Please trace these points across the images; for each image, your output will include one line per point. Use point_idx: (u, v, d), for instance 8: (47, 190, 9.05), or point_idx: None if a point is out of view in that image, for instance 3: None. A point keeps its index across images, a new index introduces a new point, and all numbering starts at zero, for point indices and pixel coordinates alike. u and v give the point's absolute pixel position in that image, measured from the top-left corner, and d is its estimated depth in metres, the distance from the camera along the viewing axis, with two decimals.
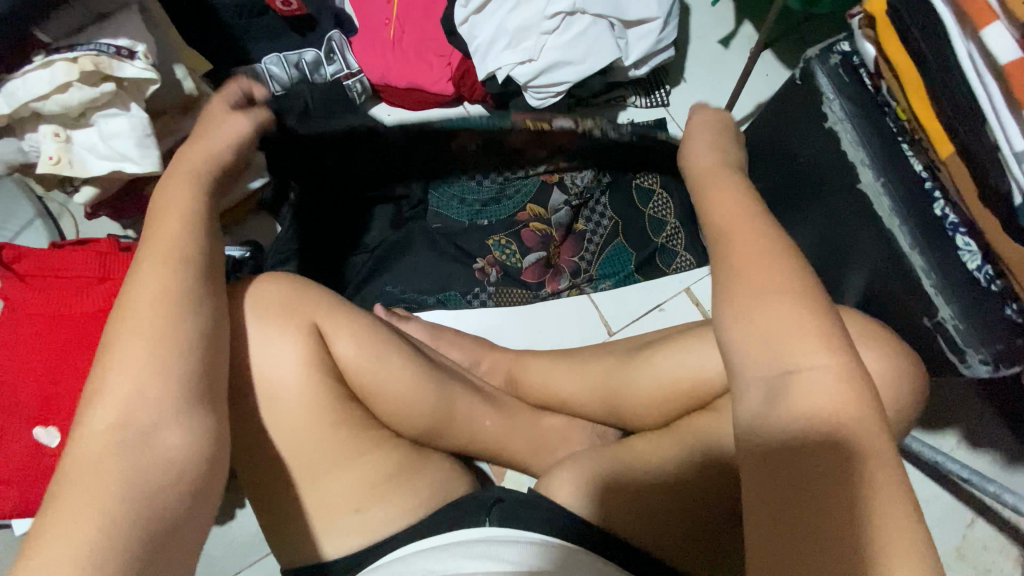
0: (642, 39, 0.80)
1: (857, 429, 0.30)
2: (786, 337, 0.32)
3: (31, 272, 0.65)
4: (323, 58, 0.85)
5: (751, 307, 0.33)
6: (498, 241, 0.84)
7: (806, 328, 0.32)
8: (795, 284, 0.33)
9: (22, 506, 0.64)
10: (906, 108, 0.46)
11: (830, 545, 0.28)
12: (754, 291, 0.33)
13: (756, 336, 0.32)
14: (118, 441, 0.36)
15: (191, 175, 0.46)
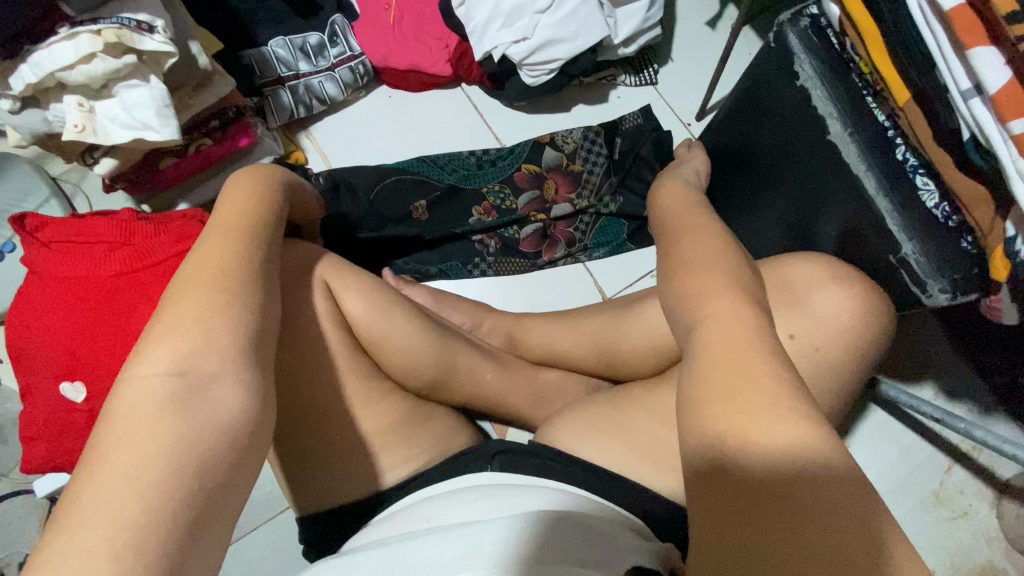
0: (630, 18, 0.84)
1: (785, 417, 0.35)
2: (703, 298, 0.44)
3: (55, 239, 0.69)
4: (327, 41, 0.88)
5: (683, 282, 0.47)
6: (493, 188, 0.88)
7: (719, 290, 0.44)
8: (719, 269, 0.47)
9: (52, 457, 0.68)
10: (868, 61, 0.51)
11: (757, 525, 0.33)
12: (686, 274, 0.48)
13: (685, 300, 0.46)
14: (163, 373, 0.42)
15: (268, 188, 0.60)
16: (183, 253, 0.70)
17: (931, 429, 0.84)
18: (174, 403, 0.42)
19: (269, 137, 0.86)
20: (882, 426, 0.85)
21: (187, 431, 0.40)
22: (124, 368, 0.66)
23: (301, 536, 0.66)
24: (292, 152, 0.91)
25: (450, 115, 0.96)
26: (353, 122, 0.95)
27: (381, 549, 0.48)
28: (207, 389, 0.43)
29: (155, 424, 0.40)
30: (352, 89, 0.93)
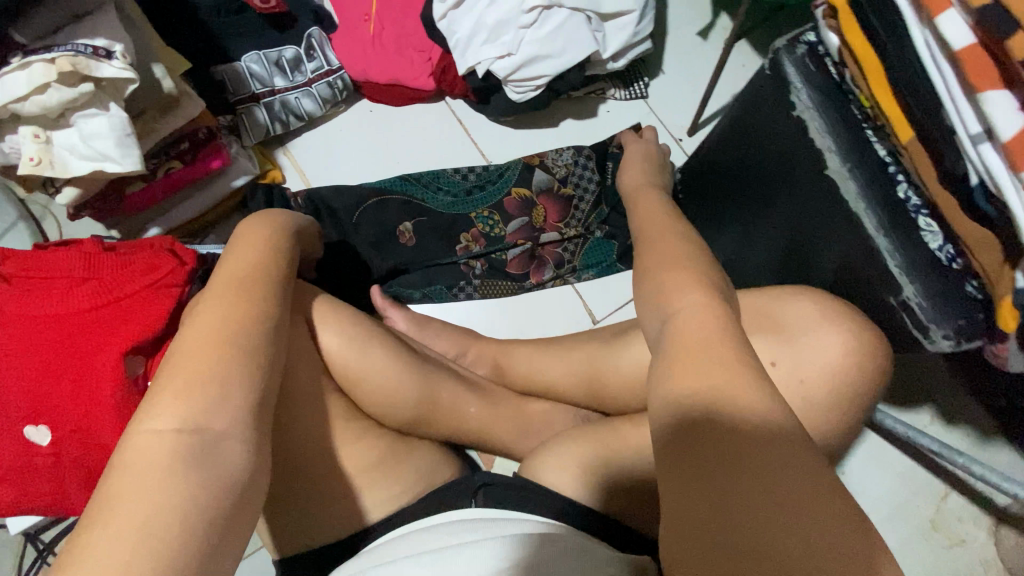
0: (620, 32, 0.81)
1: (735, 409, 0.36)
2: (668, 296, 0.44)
3: (15, 273, 0.65)
4: (303, 55, 0.84)
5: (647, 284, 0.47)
6: (482, 214, 0.85)
7: (683, 290, 0.44)
8: (685, 270, 0.46)
9: (15, 504, 0.64)
10: (869, 95, 0.48)
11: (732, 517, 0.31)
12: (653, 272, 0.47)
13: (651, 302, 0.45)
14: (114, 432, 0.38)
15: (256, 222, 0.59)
16: (151, 286, 0.67)
17: (927, 454, 0.83)
18: (131, 473, 0.38)
19: (243, 156, 0.83)
20: (878, 451, 0.83)
21: (146, 501, 0.37)
22: (90, 410, 0.62)
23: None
24: (269, 171, 0.88)
25: (434, 130, 0.92)
26: (334, 139, 0.91)
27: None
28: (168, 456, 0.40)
29: (108, 499, 0.37)
30: (331, 104, 0.89)
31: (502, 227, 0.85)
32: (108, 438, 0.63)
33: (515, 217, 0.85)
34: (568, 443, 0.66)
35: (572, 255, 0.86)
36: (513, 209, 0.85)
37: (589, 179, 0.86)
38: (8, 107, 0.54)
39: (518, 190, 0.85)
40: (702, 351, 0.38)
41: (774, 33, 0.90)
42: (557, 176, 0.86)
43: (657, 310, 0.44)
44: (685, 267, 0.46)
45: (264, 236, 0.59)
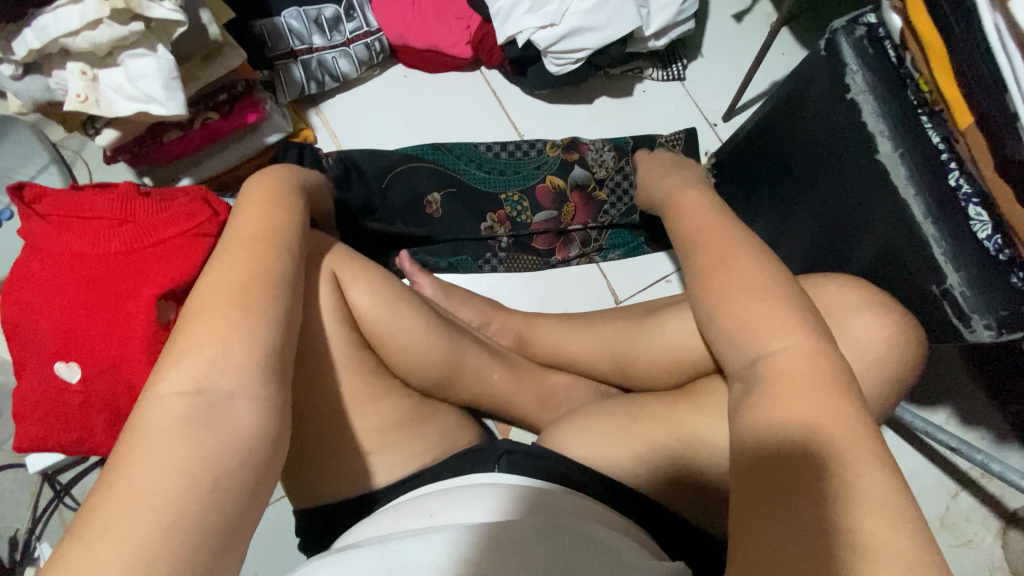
0: (664, 9, 0.80)
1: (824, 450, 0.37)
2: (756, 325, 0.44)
3: (53, 212, 0.66)
4: (343, 15, 0.84)
5: (734, 307, 0.46)
6: (510, 198, 0.85)
7: (770, 318, 0.44)
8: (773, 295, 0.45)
9: (42, 437, 0.66)
10: (929, 80, 0.48)
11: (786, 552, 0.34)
12: (737, 297, 0.46)
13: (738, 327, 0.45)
14: None
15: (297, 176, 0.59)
16: (185, 233, 0.67)
17: (941, 454, 0.83)
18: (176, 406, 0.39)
19: (279, 114, 0.82)
20: (892, 448, 0.84)
21: None
22: (120, 351, 0.63)
23: (299, 530, 0.64)
24: (301, 131, 0.87)
25: (467, 99, 0.92)
26: (365, 102, 0.91)
27: (378, 545, 0.44)
28: (210, 395, 0.40)
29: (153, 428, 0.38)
30: (367, 66, 0.88)
31: (530, 214, 0.84)
32: (137, 379, 0.63)
33: (545, 209, 0.85)
34: (589, 414, 0.66)
35: (598, 237, 0.86)
36: (544, 199, 0.85)
37: (625, 188, 0.85)
38: (59, 41, 0.54)
39: (553, 179, 0.85)
40: (760, 338, 0.44)
41: (819, 22, 0.89)
42: (595, 176, 0.85)
43: (747, 343, 0.44)
44: (730, 256, 0.49)
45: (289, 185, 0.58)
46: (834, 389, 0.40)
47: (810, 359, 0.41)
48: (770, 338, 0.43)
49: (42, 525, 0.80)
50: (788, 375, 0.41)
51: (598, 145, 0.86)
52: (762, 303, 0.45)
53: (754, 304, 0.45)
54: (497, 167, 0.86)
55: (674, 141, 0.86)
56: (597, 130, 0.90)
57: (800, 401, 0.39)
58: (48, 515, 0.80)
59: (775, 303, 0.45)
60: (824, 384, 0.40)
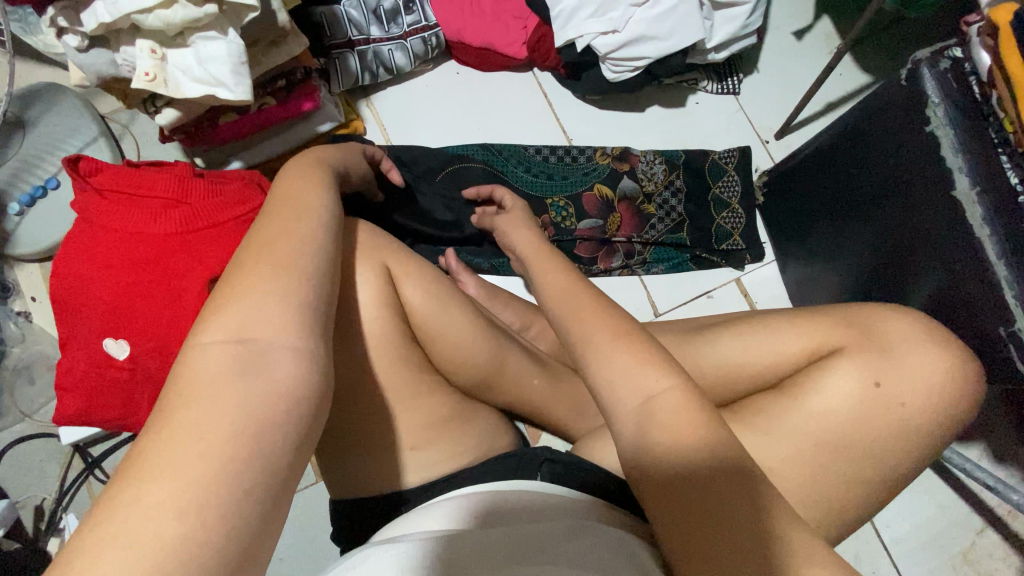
0: (728, 23, 0.79)
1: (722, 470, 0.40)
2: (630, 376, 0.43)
3: (108, 187, 0.66)
4: (402, 7, 0.83)
5: (601, 362, 0.44)
6: (557, 202, 0.83)
7: (641, 367, 0.43)
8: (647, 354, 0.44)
9: (84, 410, 0.66)
10: (1015, 121, 0.48)
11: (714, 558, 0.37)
12: (602, 350, 0.44)
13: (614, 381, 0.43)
14: (234, 366, 0.36)
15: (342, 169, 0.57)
16: (239, 219, 0.67)
17: (970, 489, 0.82)
18: None
19: (331, 102, 0.82)
20: (921, 481, 0.83)
21: None
22: (170, 332, 0.63)
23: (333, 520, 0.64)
24: (352, 121, 0.87)
25: (518, 100, 0.91)
26: (416, 96, 0.90)
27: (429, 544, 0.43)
28: None
29: None
30: (421, 61, 0.88)
31: (575, 220, 0.83)
32: None
33: (590, 216, 0.83)
34: None
35: (642, 247, 0.84)
36: (591, 207, 0.83)
37: (674, 204, 0.84)
38: (131, 17, 0.54)
39: (601, 188, 0.84)
40: (633, 385, 0.42)
41: (881, 47, 0.88)
42: (643, 188, 0.84)
43: (627, 393, 0.42)
44: (590, 312, 0.48)
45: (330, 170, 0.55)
46: (706, 422, 0.41)
47: (683, 406, 0.41)
48: (635, 381, 0.43)
49: (70, 496, 0.80)
50: (668, 419, 0.41)
51: (649, 158, 0.85)
52: (622, 349, 0.44)
53: (606, 354, 0.44)
54: (544, 171, 0.86)
55: (728, 160, 0.86)
56: (644, 138, 0.89)
57: (684, 430, 0.40)
58: (77, 487, 0.80)
59: (633, 345, 0.45)
60: (697, 413, 0.41)
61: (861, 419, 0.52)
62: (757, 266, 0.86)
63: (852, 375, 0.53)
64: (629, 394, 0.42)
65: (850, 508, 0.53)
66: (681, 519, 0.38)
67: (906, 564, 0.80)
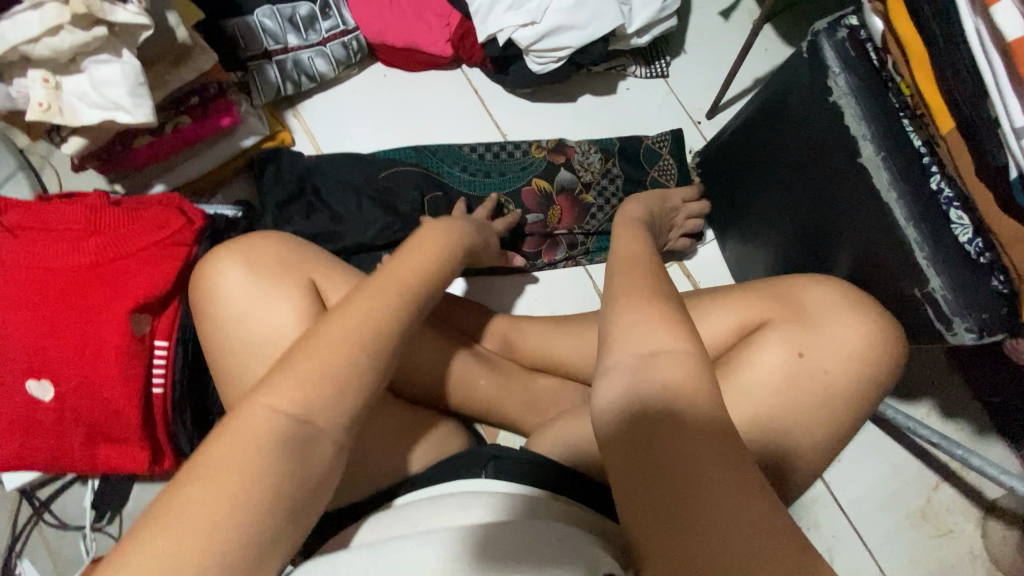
0: (647, 6, 0.79)
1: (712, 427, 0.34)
2: (642, 332, 0.38)
3: (18, 224, 0.64)
4: (318, 13, 0.81)
5: (618, 320, 0.39)
6: (495, 201, 0.83)
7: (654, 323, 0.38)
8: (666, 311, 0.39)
9: (16, 457, 0.64)
10: (911, 83, 0.48)
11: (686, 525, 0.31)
12: (624, 307, 0.40)
13: (623, 338, 0.38)
14: None
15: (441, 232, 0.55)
16: (158, 243, 0.66)
17: (922, 447, 0.84)
18: None
19: (254, 115, 0.80)
20: (875, 443, 0.85)
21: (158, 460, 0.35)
22: (94, 367, 0.61)
23: None
24: (278, 133, 0.85)
25: (449, 98, 0.90)
26: (344, 103, 0.89)
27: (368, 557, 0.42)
28: None
29: None
30: (344, 66, 0.86)
31: (515, 218, 0.83)
32: (112, 395, 0.62)
33: (530, 212, 0.83)
34: (577, 416, 0.66)
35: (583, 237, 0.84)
36: (531, 202, 0.83)
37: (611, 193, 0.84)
38: (19, 49, 0.52)
39: (539, 182, 0.83)
40: (648, 344, 0.37)
41: (802, 18, 0.89)
42: (580, 178, 0.84)
43: (633, 348, 0.37)
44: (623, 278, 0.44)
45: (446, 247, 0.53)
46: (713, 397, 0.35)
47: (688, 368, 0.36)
48: (652, 341, 0.38)
49: (22, 543, 0.78)
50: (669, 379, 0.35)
51: (583, 147, 0.85)
52: (648, 310, 0.39)
53: (625, 311, 0.40)
54: (479, 169, 0.85)
55: (660, 144, 0.86)
56: (579, 127, 0.88)
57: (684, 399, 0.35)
58: (27, 534, 0.78)
59: (654, 305, 0.40)
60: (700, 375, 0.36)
61: (793, 392, 0.52)
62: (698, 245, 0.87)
63: (777, 348, 0.53)
64: (633, 348, 0.37)
65: (788, 479, 0.53)
66: (643, 476, 0.33)
67: (866, 525, 0.82)
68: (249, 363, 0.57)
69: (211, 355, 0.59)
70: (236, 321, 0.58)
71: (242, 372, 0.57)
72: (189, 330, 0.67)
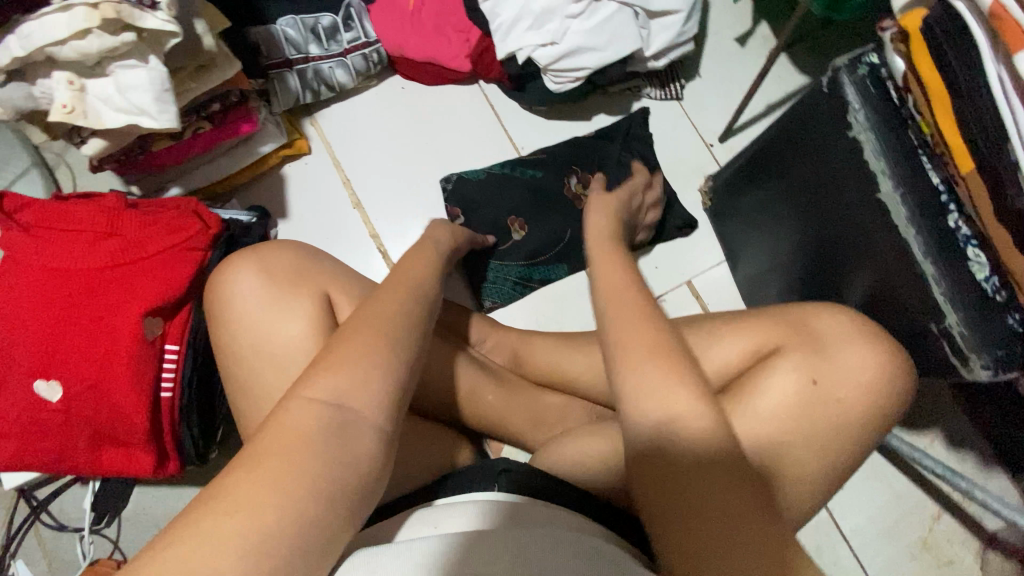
0: (664, 31, 0.80)
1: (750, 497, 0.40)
2: (654, 383, 0.44)
3: (34, 223, 0.64)
4: (340, 24, 0.82)
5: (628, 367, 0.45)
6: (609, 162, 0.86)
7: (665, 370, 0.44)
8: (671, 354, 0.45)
9: (16, 459, 0.63)
10: (930, 123, 0.49)
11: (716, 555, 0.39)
12: (630, 355, 0.45)
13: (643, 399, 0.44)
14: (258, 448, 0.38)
15: (430, 261, 0.58)
16: (175, 247, 0.66)
17: (927, 480, 0.84)
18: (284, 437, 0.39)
19: (272, 122, 0.81)
20: (877, 470, 0.85)
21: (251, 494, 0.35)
22: (105, 369, 0.61)
23: None
24: (296, 141, 0.86)
25: (465, 112, 0.91)
26: (361, 113, 0.90)
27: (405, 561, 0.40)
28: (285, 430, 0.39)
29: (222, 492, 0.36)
30: (363, 77, 0.87)
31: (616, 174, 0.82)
32: (122, 397, 0.62)
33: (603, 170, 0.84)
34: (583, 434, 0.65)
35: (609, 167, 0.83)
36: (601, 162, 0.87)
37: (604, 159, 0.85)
38: (45, 50, 0.52)
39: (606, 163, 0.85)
40: (651, 394, 0.43)
41: (817, 49, 0.90)
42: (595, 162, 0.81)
43: (646, 400, 0.43)
44: (636, 316, 0.48)
45: (427, 264, 0.57)
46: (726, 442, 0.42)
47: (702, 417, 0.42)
48: (661, 397, 0.43)
49: (18, 541, 0.77)
50: (687, 434, 0.42)
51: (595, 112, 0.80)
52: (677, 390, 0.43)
53: (636, 365, 0.45)
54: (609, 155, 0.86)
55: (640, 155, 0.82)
56: (567, 144, 0.89)
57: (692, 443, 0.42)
58: (24, 531, 0.77)
59: (660, 356, 0.45)
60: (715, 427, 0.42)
61: (801, 418, 0.52)
62: (705, 265, 0.88)
63: (791, 375, 0.53)
64: (648, 402, 0.43)
65: (796, 507, 0.53)
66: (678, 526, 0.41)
67: (864, 551, 0.82)
68: (258, 369, 0.57)
69: (225, 362, 0.59)
70: (250, 329, 0.57)
71: (254, 377, 0.57)
72: (200, 334, 0.67)
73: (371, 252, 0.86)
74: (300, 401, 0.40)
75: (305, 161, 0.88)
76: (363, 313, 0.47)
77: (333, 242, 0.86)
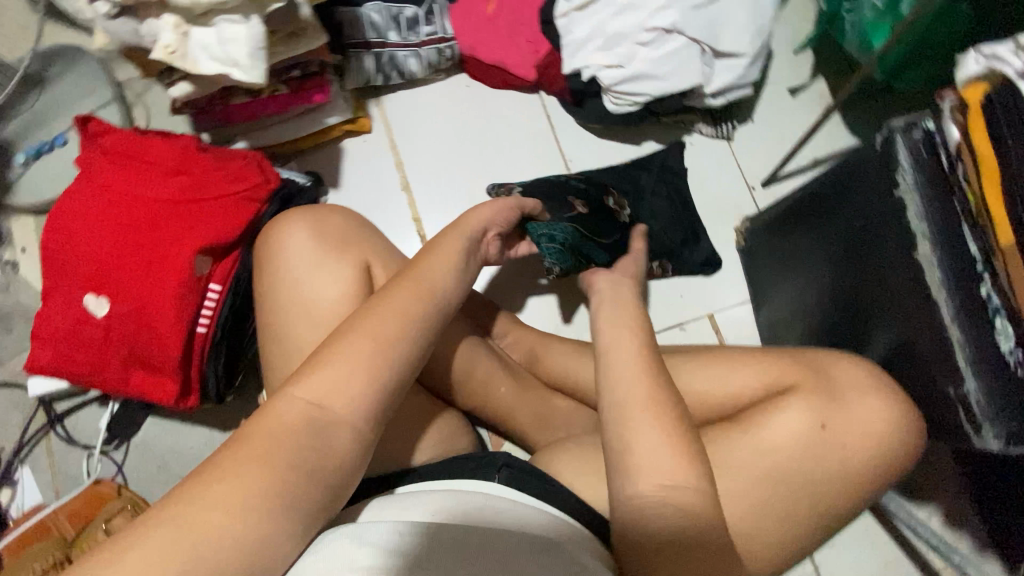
0: (726, 72, 0.83)
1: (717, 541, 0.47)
2: (649, 450, 0.48)
3: (114, 149, 0.68)
4: (422, 17, 0.87)
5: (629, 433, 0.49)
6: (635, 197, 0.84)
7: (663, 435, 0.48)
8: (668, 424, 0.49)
9: (53, 364, 0.67)
10: (977, 193, 0.51)
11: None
12: (631, 422, 0.49)
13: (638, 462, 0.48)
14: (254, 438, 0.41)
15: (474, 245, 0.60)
16: (236, 195, 0.69)
17: (919, 553, 0.83)
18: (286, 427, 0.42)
19: (342, 97, 0.86)
20: (870, 534, 0.84)
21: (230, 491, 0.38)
22: (151, 295, 0.65)
23: None
24: (359, 118, 0.90)
25: (522, 118, 0.95)
26: (424, 103, 0.94)
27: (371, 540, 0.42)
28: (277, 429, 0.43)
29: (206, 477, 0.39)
30: (433, 69, 0.92)
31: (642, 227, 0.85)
32: (161, 325, 0.65)
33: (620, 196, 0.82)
34: (586, 441, 0.66)
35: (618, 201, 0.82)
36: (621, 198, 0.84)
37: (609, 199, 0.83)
38: None
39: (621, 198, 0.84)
40: (647, 463, 0.47)
41: (870, 113, 0.92)
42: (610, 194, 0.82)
43: (643, 467, 0.47)
44: (634, 374, 0.52)
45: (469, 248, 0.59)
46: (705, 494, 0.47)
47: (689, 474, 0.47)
48: (662, 467, 0.47)
49: (28, 449, 0.81)
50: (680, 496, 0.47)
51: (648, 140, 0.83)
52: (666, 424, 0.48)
53: (638, 435, 0.48)
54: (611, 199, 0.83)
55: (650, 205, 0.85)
56: (615, 165, 0.92)
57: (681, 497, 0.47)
58: (36, 441, 0.80)
59: (659, 421, 0.49)
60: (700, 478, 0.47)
61: (804, 456, 0.53)
62: (729, 303, 0.89)
63: (801, 415, 0.54)
64: (650, 471, 0.47)
65: (787, 542, 0.54)
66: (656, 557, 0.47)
67: None
68: (293, 319, 0.60)
69: (264, 308, 0.62)
70: (294, 281, 0.60)
71: (288, 326, 0.60)
72: (243, 282, 0.70)
73: (411, 235, 0.89)
74: (303, 389, 0.44)
75: (364, 138, 0.92)
76: (404, 294, 0.50)
77: (377, 219, 0.89)
